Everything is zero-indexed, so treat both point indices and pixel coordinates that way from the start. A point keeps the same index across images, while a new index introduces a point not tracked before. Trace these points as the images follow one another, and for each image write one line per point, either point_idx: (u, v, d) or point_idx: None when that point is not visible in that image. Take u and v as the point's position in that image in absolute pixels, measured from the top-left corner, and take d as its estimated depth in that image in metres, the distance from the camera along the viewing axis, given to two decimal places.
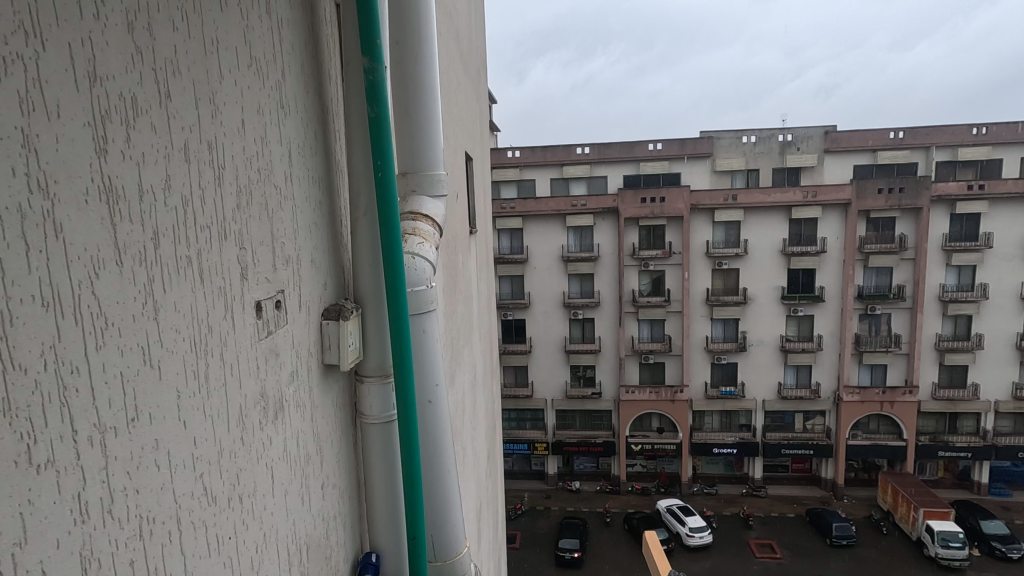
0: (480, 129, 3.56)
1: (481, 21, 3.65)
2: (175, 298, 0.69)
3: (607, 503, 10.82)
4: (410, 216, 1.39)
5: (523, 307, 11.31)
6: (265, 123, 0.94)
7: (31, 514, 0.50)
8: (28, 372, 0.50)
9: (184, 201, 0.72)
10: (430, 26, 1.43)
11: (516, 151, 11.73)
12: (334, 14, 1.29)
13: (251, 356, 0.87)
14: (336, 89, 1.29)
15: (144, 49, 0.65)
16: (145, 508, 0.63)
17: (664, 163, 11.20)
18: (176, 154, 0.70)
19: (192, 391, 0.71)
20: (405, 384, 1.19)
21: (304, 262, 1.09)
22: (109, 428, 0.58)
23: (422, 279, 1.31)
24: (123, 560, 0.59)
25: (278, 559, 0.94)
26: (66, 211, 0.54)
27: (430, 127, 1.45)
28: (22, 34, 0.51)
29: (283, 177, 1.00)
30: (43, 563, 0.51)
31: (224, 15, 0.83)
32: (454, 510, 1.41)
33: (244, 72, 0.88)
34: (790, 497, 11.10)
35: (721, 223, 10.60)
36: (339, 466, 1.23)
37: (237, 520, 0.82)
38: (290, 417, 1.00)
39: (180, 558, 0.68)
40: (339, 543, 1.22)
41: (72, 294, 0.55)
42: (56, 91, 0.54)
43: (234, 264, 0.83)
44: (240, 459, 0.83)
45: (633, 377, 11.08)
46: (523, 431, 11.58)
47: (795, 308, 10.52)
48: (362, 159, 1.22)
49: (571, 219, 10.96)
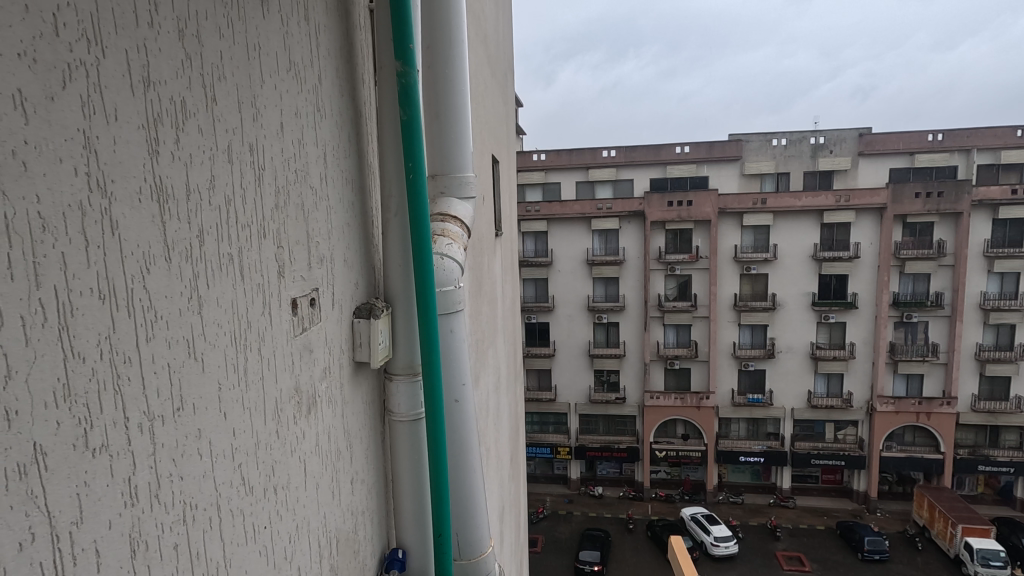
0: (507, 133, 3.59)
1: (508, 25, 3.67)
2: (218, 294, 0.72)
3: (629, 510, 10.73)
4: (439, 217, 1.41)
5: (547, 310, 11.30)
6: (303, 125, 0.97)
7: (87, 495, 0.53)
8: (85, 360, 0.53)
9: (226, 200, 0.75)
10: (461, 29, 1.46)
11: (542, 154, 11.75)
12: (367, 20, 1.32)
13: (286, 352, 0.90)
14: (369, 95, 1.32)
15: (193, 56, 0.68)
16: (188, 495, 0.65)
17: (691, 167, 11.09)
18: (220, 156, 0.73)
19: (231, 384, 0.74)
20: (433, 383, 1.22)
21: (337, 262, 1.11)
22: (157, 416, 0.61)
23: (450, 278, 1.33)
24: (168, 543, 0.62)
25: (310, 552, 0.96)
26: (120, 210, 0.57)
27: (461, 130, 1.47)
28: (85, 41, 0.53)
29: (318, 178, 1.03)
30: (96, 543, 0.53)
31: (266, 22, 0.86)
32: (479, 510, 1.42)
33: (283, 76, 0.91)
34: (819, 508, 10.84)
35: (750, 227, 10.42)
36: (367, 463, 1.25)
37: (272, 510, 0.84)
38: (321, 413, 1.03)
39: (219, 543, 0.71)
40: (367, 539, 1.24)
41: (126, 286, 0.57)
42: (114, 96, 0.57)
43: (272, 262, 0.86)
44: (275, 452, 0.86)
45: (659, 383, 10.97)
46: (546, 435, 11.59)
47: (826, 314, 10.28)
48: (394, 162, 1.25)
49: (596, 223, 10.92)
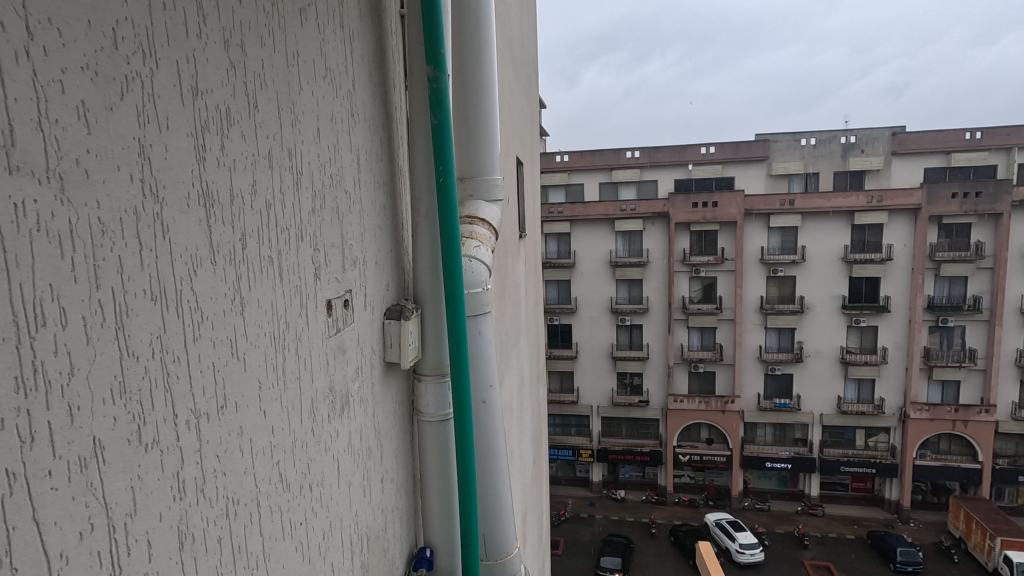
0: (531, 136, 3.61)
1: (532, 25, 3.67)
2: (259, 296, 0.74)
3: (652, 514, 10.64)
4: (467, 219, 1.42)
5: (570, 312, 11.27)
6: (337, 130, 0.99)
7: (139, 488, 0.55)
8: (139, 359, 0.55)
9: (267, 203, 0.77)
10: (489, 33, 1.48)
11: (565, 155, 11.72)
12: (399, 25, 1.34)
13: (321, 352, 0.92)
14: (400, 100, 1.34)
15: (237, 65, 0.71)
16: (231, 490, 0.68)
17: (717, 167, 10.93)
18: (261, 161, 0.76)
19: (271, 383, 0.77)
20: (461, 383, 1.23)
21: (369, 264, 1.13)
22: (202, 414, 0.63)
23: (478, 280, 1.34)
24: (213, 537, 0.64)
25: (343, 547, 0.98)
26: (171, 215, 0.59)
27: (490, 133, 1.48)
28: (140, 54, 0.56)
29: (352, 182, 1.05)
30: (148, 533, 0.55)
31: (305, 30, 0.88)
32: (505, 511, 1.42)
33: (320, 83, 0.93)
34: (849, 517, 10.58)
35: (777, 229, 10.22)
36: (397, 462, 1.27)
37: (308, 506, 0.86)
38: (354, 412, 1.05)
39: (259, 538, 0.73)
40: (396, 537, 1.26)
41: (175, 288, 0.59)
42: (166, 105, 0.59)
43: (309, 264, 0.88)
44: (311, 449, 0.88)
45: (683, 386, 10.85)
46: (568, 437, 11.56)
47: (856, 319, 10.02)
48: (424, 165, 1.27)
49: (620, 224, 10.84)
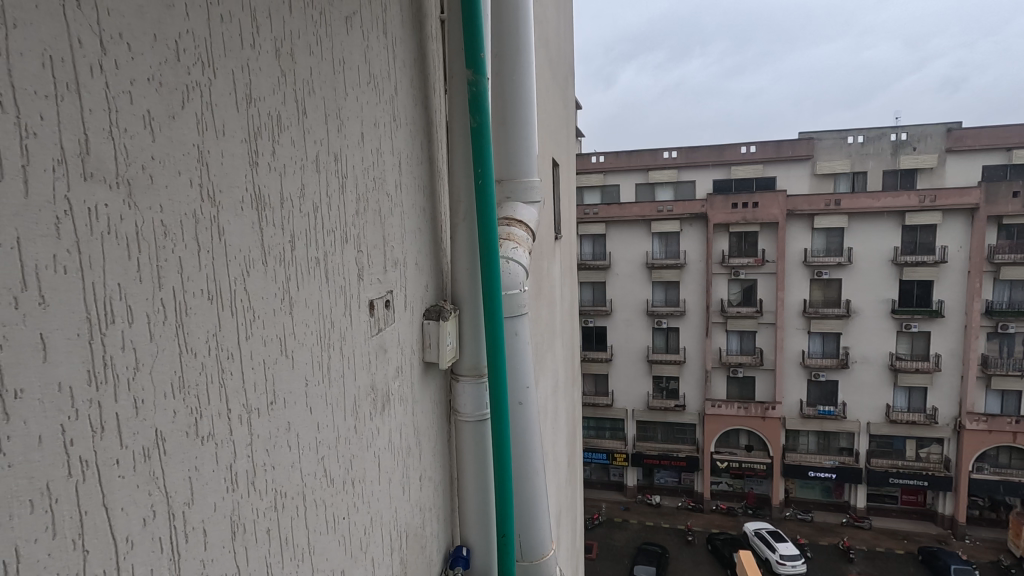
0: (567, 138, 3.60)
1: (569, 27, 3.67)
2: (306, 296, 0.77)
3: (688, 521, 10.44)
4: (505, 221, 1.43)
5: (604, 314, 11.17)
6: (380, 134, 1.02)
7: (197, 479, 0.57)
8: (197, 355, 0.57)
9: (314, 206, 0.80)
10: (528, 36, 1.48)
11: (600, 156, 11.65)
12: (439, 30, 1.36)
13: (364, 350, 0.94)
14: (440, 103, 1.36)
15: (288, 73, 0.74)
16: (278, 484, 0.70)
17: (757, 167, 10.65)
18: (309, 166, 0.78)
19: (317, 381, 0.79)
20: (499, 383, 1.24)
21: (409, 264, 1.16)
22: (253, 409, 0.65)
23: (516, 282, 1.35)
24: (262, 528, 0.67)
25: (383, 543, 1.00)
26: (226, 218, 0.62)
27: (528, 136, 1.49)
28: (199, 64, 0.58)
29: (393, 185, 1.07)
30: (203, 522, 0.58)
31: (350, 37, 0.91)
32: (540, 512, 1.43)
33: (364, 88, 0.96)
34: (899, 531, 10.14)
35: (821, 230, 9.89)
36: (434, 460, 1.29)
37: (350, 501, 0.89)
38: (394, 410, 1.07)
39: (305, 532, 0.75)
40: (433, 535, 1.27)
41: (230, 288, 0.62)
42: (223, 114, 0.62)
43: (352, 266, 0.90)
44: (353, 445, 0.90)
45: (721, 391, 10.61)
46: (602, 440, 11.46)
47: (907, 324, 9.60)
48: (463, 168, 1.28)
49: (656, 226, 10.69)
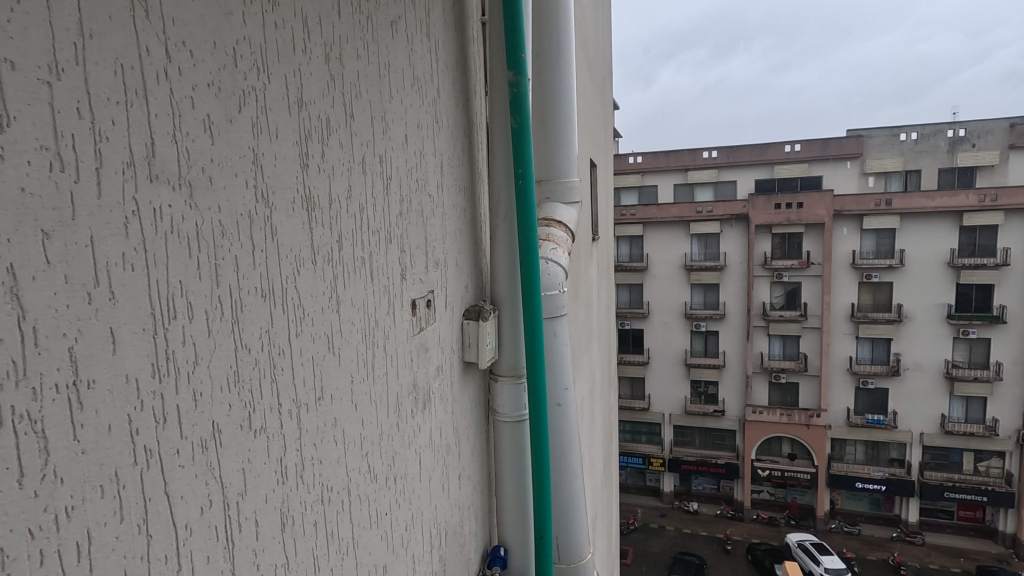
0: (605, 138, 3.59)
1: (608, 28, 3.66)
2: (352, 294, 0.79)
3: (728, 530, 10.19)
4: (545, 222, 1.43)
5: (641, 317, 11.01)
6: (423, 136, 1.03)
7: (250, 471, 0.59)
8: (251, 351, 0.59)
9: (361, 208, 0.81)
10: (568, 36, 1.48)
11: (638, 157, 11.50)
12: (480, 32, 1.37)
13: (407, 349, 0.96)
14: (480, 105, 1.38)
15: (336, 76, 0.75)
16: (326, 478, 0.72)
17: (802, 167, 10.30)
18: (356, 167, 0.80)
19: (362, 378, 0.81)
20: (537, 384, 1.24)
21: (450, 264, 1.17)
22: (303, 405, 0.67)
23: (555, 282, 1.35)
24: (310, 520, 0.68)
25: (423, 540, 1.02)
26: (279, 219, 0.64)
27: (569, 137, 1.48)
28: (255, 72, 0.61)
29: (436, 186, 1.09)
30: (256, 512, 0.60)
31: (395, 41, 0.92)
32: (578, 513, 1.42)
33: (408, 90, 0.97)
34: (955, 549, 9.64)
35: (871, 231, 9.49)
36: (473, 459, 1.30)
37: (392, 497, 0.90)
38: (435, 408, 1.08)
39: (349, 525, 0.77)
40: (471, 534, 1.28)
41: (283, 286, 0.64)
42: (276, 117, 0.64)
43: (395, 265, 0.92)
44: (396, 442, 0.92)
45: (762, 397, 10.31)
46: (638, 445, 11.30)
47: (965, 330, 9.19)
48: (504, 169, 1.28)
49: (695, 227, 10.48)
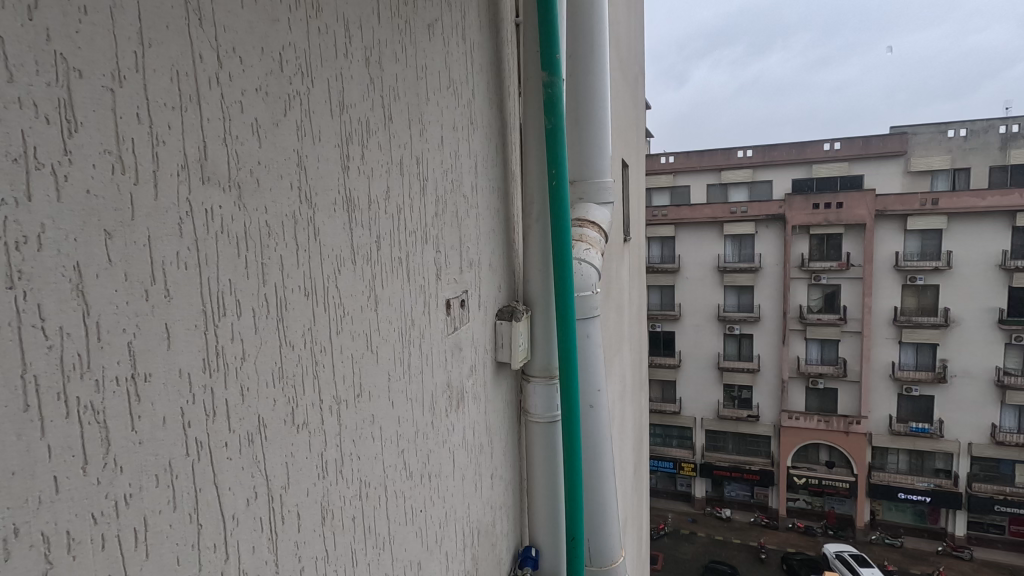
0: (637, 138, 3.56)
1: (640, 28, 3.64)
2: (390, 295, 0.80)
3: (762, 539, 9.95)
4: (578, 223, 1.42)
5: (673, 319, 10.85)
6: (458, 138, 1.04)
7: (292, 464, 0.60)
8: (295, 348, 0.61)
9: (399, 209, 0.83)
10: (602, 36, 1.47)
11: (670, 156, 11.35)
12: (514, 33, 1.38)
13: (441, 348, 0.97)
14: (514, 106, 1.38)
15: (376, 80, 0.77)
16: (364, 473, 0.73)
17: (842, 165, 9.98)
18: (394, 169, 0.82)
19: (398, 377, 0.82)
20: (570, 385, 1.23)
21: (484, 265, 1.17)
22: (342, 402, 0.69)
23: (587, 284, 1.34)
24: (348, 514, 0.70)
25: (456, 538, 1.02)
26: (321, 219, 0.65)
27: (602, 137, 1.48)
28: (299, 75, 0.62)
29: (470, 187, 1.10)
30: (298, 505, 0.61)
31: (432, 44, 0.94)
32: (610, 516, 1.41)
33: (444, 93, 0.98)
34: (1005, 565, 9.22)
35: (916, 231, 9.13)
36: (505, 460, 1.30)
37: (426, 495, 0.91)
38: (468, 408, 1.09)
39: (386, 521, 0.78)
40: (503, 534, 1.28)
41: (325, 285, 0.66)
42: (319, 120, 0.65)
43: (431, 265, 0.93)
44: (430, 441, 0.93)
45: (799, 402, 10.03)
46: (669, 449, 11.14)
47: (1017, 335, 8.82)
48: (537, 171, 1.28)
49: (729, 227, 10.27)
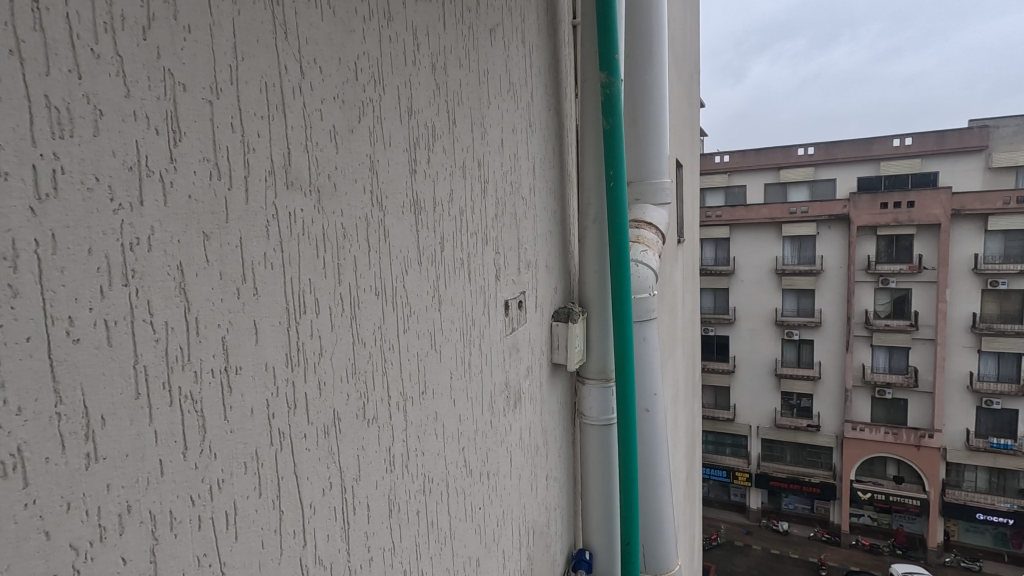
0: (692, 138, 3.48)
1: (695, 25, 3.56)
2: (452, 295, 0.82)
3: (822, 555, 9.51)
4: (634, 224, 1.41)
5: (727, 323, 10.53)
6: (517, 141, 1.05)
7: (362, 458, 0.63)
8: (365, 345, 0.63)
9: (461, 210, 0.85)
10: (661, 33, 1.45)
11: (725, 156, 11.02)
12: (571, 34, 1.38)
13: (500, 348, 0.98)
14: (571, 107, 1.38)
15: (441, 86, 0.79)
16: (426, 469, 0.75)
17: (914, 163, 9.40)
18: (457, 172, 0.84)
19: (460, 376, 0.84)
20: (626, 388, 1.22)
21: (541, 266, 1.18)
22: (407, 400, 0.71)
23: (645, 286, 1.32)
24: (413, 508, 0.72)
25: (514, 537, 1.04)
26: (391, 221, 0.67)
27: (660, 136, 1.45)
28: (370, 82, 0.64)
29: (528, 189, 1.10)
30: (369, 496, 0.64)
31: (493, 48, 0.95)
32: (666, 523, 1.38)
33: (504, 97, 1.00)
34: None
35: (998, 232, 8.52)
36: (559, 461, 1.30)
37: (484, 493, 0.92)
38: (525, 408, 1.10)
39: (448, 518, 0.80)
40: (557, 535, 1.28)
41: (393, 286, 0.68)
42: (390, 126, 0.67)
43: (491, 266, 0.94)
44: (489, 440, 0.94)
45: (864, 413, 9.51)
46: (722, 457, 10.82)
47: None
48: (594, 173, 1.28)
49: (788, 228, 9.87)
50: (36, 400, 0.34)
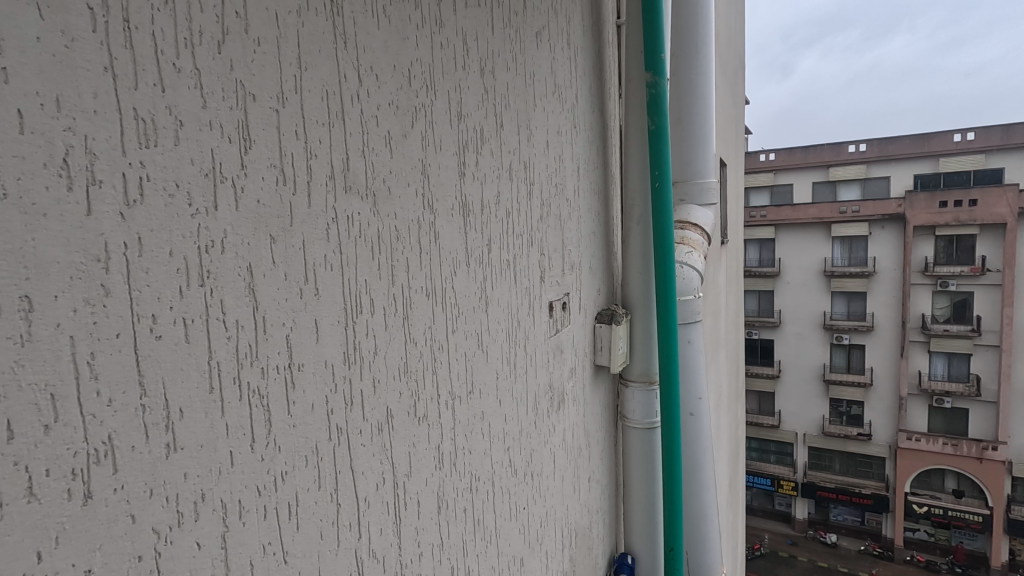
0: (737, 135, 3.40)
1: (740, 19, 3.47)
2: (498, 296, 0.83)
3: (873, 570, 9.12)
4: (679, 225, 1.39)
5: (772, 326, 10.21)
6: (563, 142, 1.06)
7: (413, 455, 0.64)
8: (417, 345, 0.64)
9: (508, 212, 0.85)
10: (707, 28, 1.42)
11: (770, 154, 10.70)
12: (615, 33, 1.37)
13: (545, 349, 0.99)
14: (614, 107, 1.37)
15: (488, 90, 0.80)
16: (473, 467, 0.76)
17: (976, 159, 8.89)
18: (504, 174, 0.84)
19: (505, 377, 0.85)
20: (671, 391, 1.20)
21: (584, 267, 1.18)
22: (455, 399, 0.72)
23: (690, 287, 1.30)
24: (460, 505, 0.73)
25: (557, 537, 1.04)
26: (441, 225, 0.69)
27: (705, 135, 1.43)
28: (422, 88, 0.66)
29: (572, 190, 1.10)
30: (419, 492, 0.65)
31: (539, 50, 0.95)
32: (710, 530, 1.35)
33: (550, 99, 1.00)
34: None
35: None
36: (602, 463, 1.29)
37: (528, 493, 0.93)
38: (568, 409, 1.10)
39: (493, 516, 0.81)
40: (599, 538, 1.27)
41: (443, 287, 0.70)
42: (441, 130, 0.69)
43: (535, 267, 0.95)
44: (533, 440, 0.94)
45: (920, 422, 9.05)
46: (766, 465, 10.50)
47: None
48: (639, 173, 1.27)
49: (837, 228, 9.51)
50: (123, 393, 0.37)
